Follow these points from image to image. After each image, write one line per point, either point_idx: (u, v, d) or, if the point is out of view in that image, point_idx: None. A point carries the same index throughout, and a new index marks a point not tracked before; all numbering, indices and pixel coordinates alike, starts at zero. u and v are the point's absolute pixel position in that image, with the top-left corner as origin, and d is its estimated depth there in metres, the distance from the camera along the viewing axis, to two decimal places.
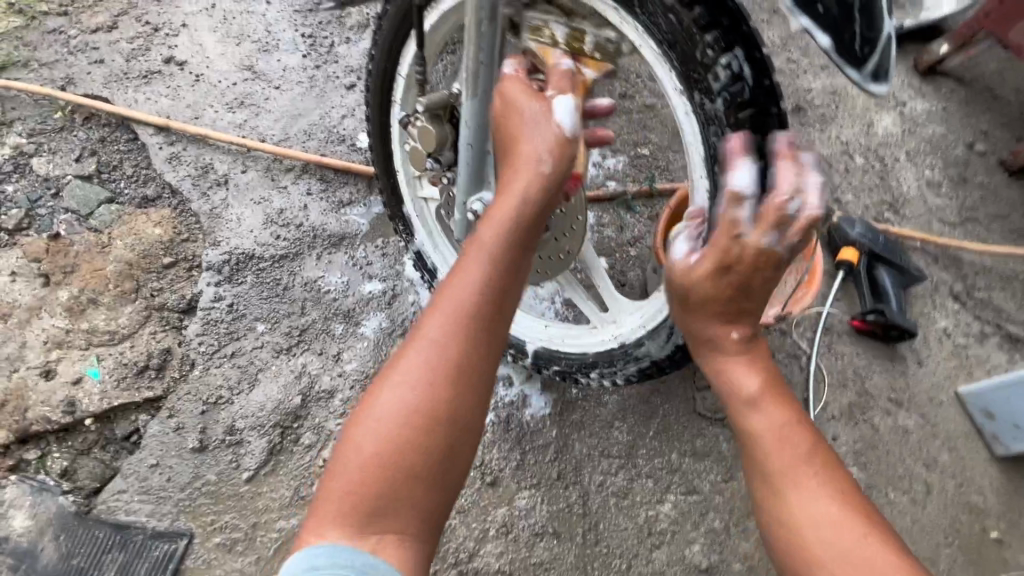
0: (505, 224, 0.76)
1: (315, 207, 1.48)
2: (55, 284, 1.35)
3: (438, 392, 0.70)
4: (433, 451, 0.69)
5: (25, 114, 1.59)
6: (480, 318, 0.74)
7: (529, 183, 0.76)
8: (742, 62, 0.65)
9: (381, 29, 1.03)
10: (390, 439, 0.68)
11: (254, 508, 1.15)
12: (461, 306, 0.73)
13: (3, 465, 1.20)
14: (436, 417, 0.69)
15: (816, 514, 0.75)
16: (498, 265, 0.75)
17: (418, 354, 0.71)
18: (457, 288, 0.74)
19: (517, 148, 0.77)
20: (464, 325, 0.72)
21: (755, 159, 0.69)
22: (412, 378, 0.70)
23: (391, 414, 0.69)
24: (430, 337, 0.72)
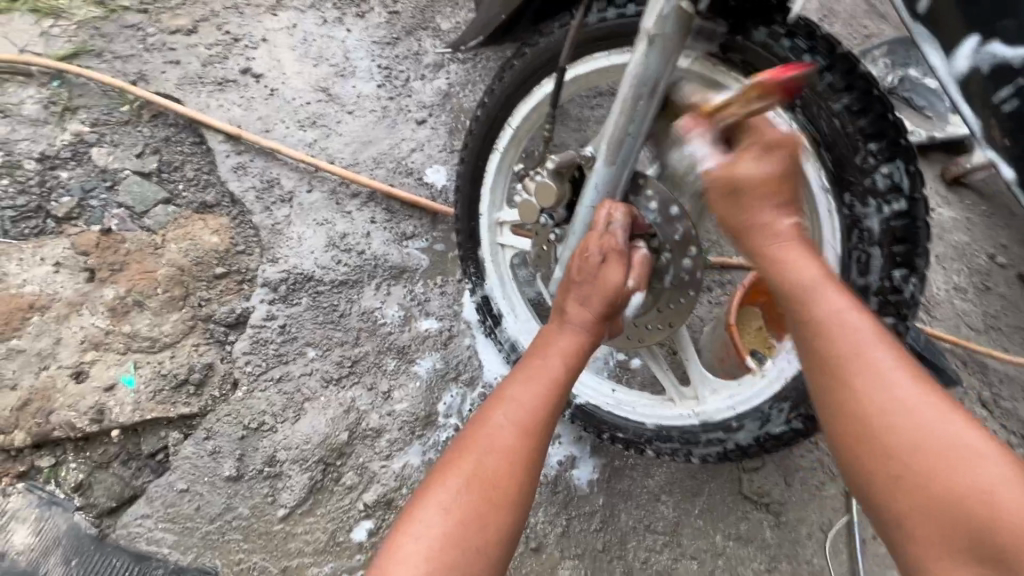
0: (569, 345, 0.83)
1: (378, 236, 1.46)
2: (99, 280, 1.29)
3: (496, 497, 0.69)
4: (495, 546, 0.68)
5: (91, 104, 1.57)
6: (548, 421, 0.76)
7: (593, 321, 0.85)
8: (901, 173, 0.69)
9: (501, 82, 1.06)
10: (448, 532, 0.66)
11: (285, 551, 1.07)
12: (526, 408, 0.75)
13: (13, 470, 1.12)
14: (503, 495, 0.70)
15: (931, 433, 0.61)
16: (562, 366, 0.80)
17: (487, 439, 0.72)
18: (532, 384, 0.77)
19: (573, 287, 0.86)
20: (535, 425, 0.74)
21: (897, 264, 0.72)
22: (474, 473, 0.70)
23: (448, 509, 0.68)
24: (492, 431, 0.73)
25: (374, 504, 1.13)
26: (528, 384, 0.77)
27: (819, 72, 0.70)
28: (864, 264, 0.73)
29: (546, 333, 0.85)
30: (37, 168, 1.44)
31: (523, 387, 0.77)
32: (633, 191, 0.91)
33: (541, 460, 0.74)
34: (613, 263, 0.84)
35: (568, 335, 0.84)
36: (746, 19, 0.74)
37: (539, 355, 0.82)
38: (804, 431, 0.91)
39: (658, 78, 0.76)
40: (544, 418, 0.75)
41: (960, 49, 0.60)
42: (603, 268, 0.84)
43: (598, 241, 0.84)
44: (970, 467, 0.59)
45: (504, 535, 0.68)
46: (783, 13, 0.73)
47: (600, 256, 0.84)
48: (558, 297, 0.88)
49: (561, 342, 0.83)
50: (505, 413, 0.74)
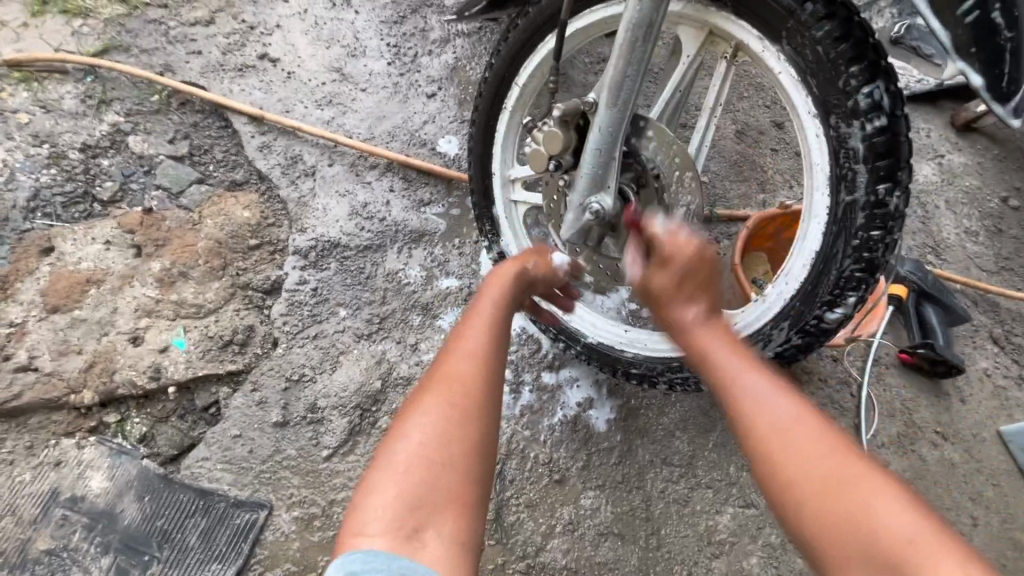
0: (500, 292, 0.94)
1: (397, 204, 1.55)
2: (146, 255, 1.40)
3: (461, 424, 0.76)
4: (467, 471, 0.73)
5: (124, 96, 1.67)
6: (497, 350, 0.85)
7: (511, 270, 0.98)
8: (882, 92, 0.74)
9: (507, 42, 1.12)
10: (427, 447, 0.73)
11: (331, 486, 1.18)
12: (473, 347, 0.84)
13: (85, 425, 1.24)
14: (467, 424, 0.76)
15: (803, 438, 0.70)
16: (495, 315, 0.90)
17: (447, 381, 0.79)
18: (475, 325, 0.87)
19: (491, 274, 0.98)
20: (488, 354, 0.83)
21: (881, 179, 0.77)
22: (443, 396, 0.77)
23: (423, 428, 0.75)
24: (454, 373, 0.80)
25: None
26: (474, 326, 0.87)
27: (801, 4, 0.75)
28: (851, 182, 0.78)
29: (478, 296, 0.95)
30: (81, 157, 1.55)
31: (468, 329, 0.87)
32: (635, 133, 0.97)
33: (497, 390, 0.81)
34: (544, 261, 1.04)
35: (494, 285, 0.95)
36: None
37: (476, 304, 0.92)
38: (802, 349, 0.94)
39: (649, 23, 0.83)
40: (490, 347, 0.84)
41: None
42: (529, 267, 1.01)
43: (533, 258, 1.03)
44: (834, 471, 0.66)
45: (475, 459, 0.74)
46: None
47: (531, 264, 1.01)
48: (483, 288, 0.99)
49: (495, 290, 0.94)
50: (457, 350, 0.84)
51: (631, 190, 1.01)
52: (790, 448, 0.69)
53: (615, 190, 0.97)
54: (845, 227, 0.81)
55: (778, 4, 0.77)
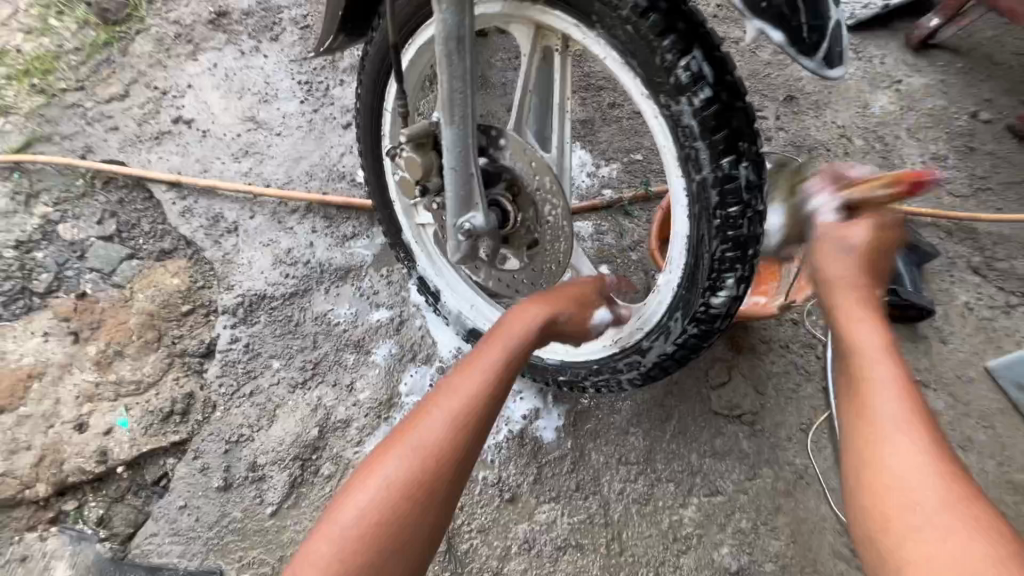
0: (525, 324, 0.87)
1: (321, 244, 1.54)
2: (83, 340, 1.43)
3: (420, 486, 0.68)
4: (409, 550, 0.66)
5: (51, 186, 1.71)
6: (487, 407, 0.77)
7: (548, 302, 0.92)
8: (700, 62, 0.68)
9: (365, 69, 1.08)
10: (369, 518, 0.65)
11: (278, 542, 1.17)
12: (461, 396, 0.76)
13: (44, 517, 1.27)
14: (429, 483, 0.69)
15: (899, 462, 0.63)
16: (500, 361, 0.81)
17: (421, 429, 0.72)
18: (468, 379, 0.78)
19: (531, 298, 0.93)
20: (468, 415, 0.74)
21: (723, 154, 0.71)
22: (399, 462, 0.69)
23: (373, 495, 0.67)
24: (433, 423, 0.73)
25: None
26: (467, 379, 0.78)
27: None
28: (696, 160, 0.73)
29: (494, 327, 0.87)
30: (16, 254, 1.59)
31: (459, 383, 0.77)
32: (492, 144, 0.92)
33: (470, 456, 0.73)
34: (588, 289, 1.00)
35: (513, 323, 0.87)
36: None
37: (495, 336, 0.85)
38: (702, 336, 0.88)
39: (460, 32, 0.77)
40: (479, 406, 0.76)
41: None
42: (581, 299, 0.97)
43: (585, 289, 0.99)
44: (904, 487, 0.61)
45: (420, 536, 0.67)
46: None
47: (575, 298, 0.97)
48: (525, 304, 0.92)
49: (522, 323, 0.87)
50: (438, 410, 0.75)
51: (506, 200, 0.97)
52: (892, 428, 0.66)
53: (484, 205, 0.93)
54: (704, 207, 0.75)
55: None
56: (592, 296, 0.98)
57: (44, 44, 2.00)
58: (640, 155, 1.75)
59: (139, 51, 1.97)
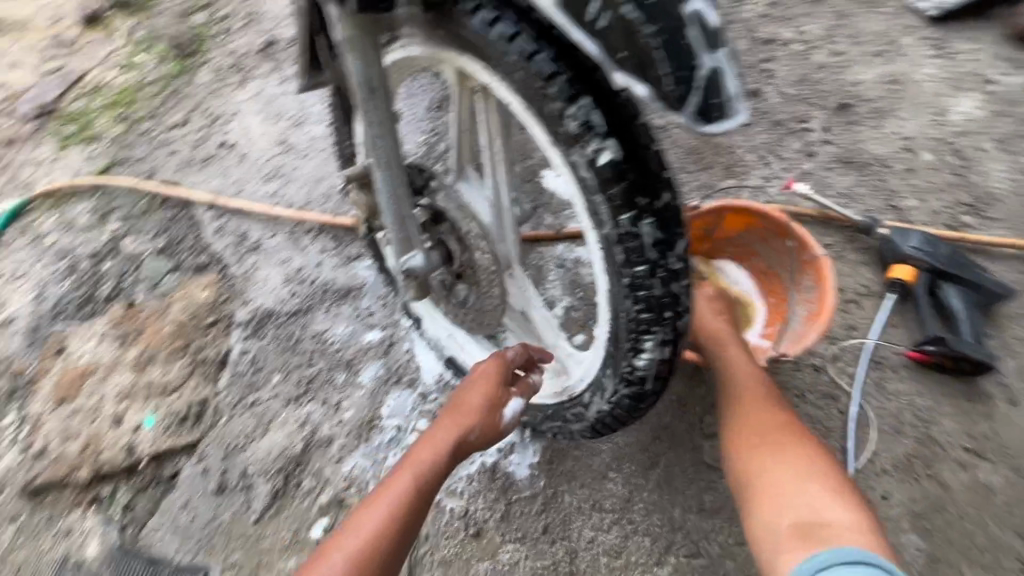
0: (445, 441, 0.90)
1: (328, 264, 1.62)
2: (127, 344, 1.62)
3: None
4: None
5: (121, 205, 1.96)
6: (405, 532, 0.81)
7: (471, 416, 0.92)
8: (589, 110, 0.62)
9: (337, 107, 1.12)
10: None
11: (258, 549, 1.26)
12: (374, 530, 0.79)
13: (84, 498, 1.47)
14: None
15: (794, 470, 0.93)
16: (416, 482, 0.86)
17: (328, 567, 0.75)
18: (380, 512, 0.81)
19: (458, 407, 0.93)
20: (377, 551, 0.78)
21: (621, 209, 0.64)
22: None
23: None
24: (340, 561, 0.76)
25: (329, 503, 1.29)
26: (379, 509, 0.82)
27: (491, 26, 0.65)
28: (597, 214, 0.67)
29: (413, 448, 0.90)
30: (90, 265, 1.85)
31: (368, 515, 0.81)
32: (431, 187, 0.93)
33: None
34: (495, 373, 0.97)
35: (427, 448, 0.89)
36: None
37: (414, 454, 0.89)
38: (637, 397, 0.80)
39: (371, 82, 0.77)
40: (388, 536, 0.79)
41: None
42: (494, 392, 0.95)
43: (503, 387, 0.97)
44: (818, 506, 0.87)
45: None
46: None
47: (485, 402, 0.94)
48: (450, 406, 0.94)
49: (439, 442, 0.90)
50: (344, 546, 0.78)
51: (452, 240, 0.97)
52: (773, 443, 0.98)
53: (422, 246, 0.93)
54: (613, 264, 0.69)
55: (473, 34, 0.68)
56: (489, 392, 0.95)
57: (130, 78, 2.31)
58: None
59: (201, 81, 2.20)
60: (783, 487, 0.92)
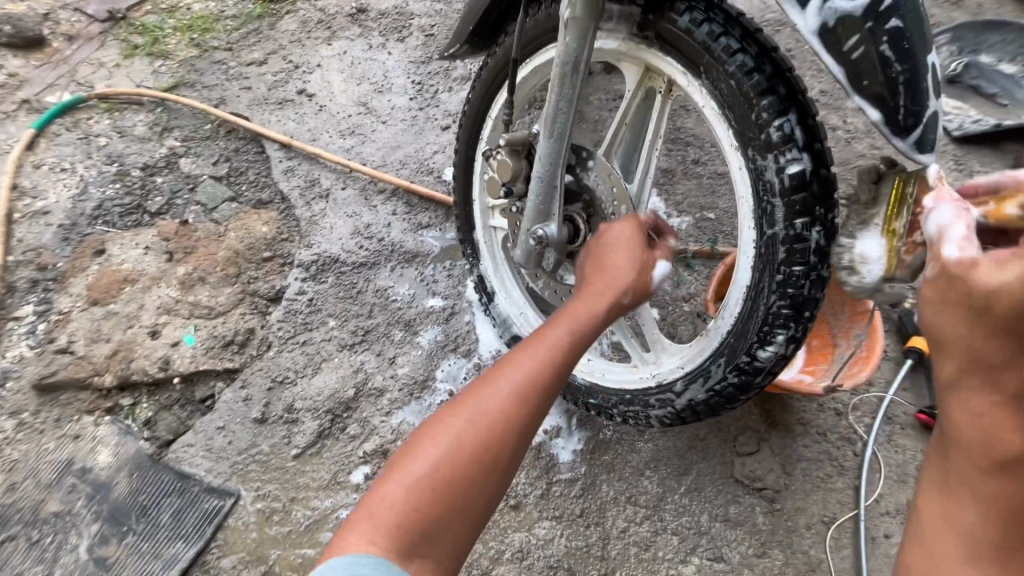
0: (594, 309, 0.90)
1: (397, 226, 1.66)
2: (175, 261, 1.59)
3: (491, 445, 0.77)
4: (474, 502, 0.75)
5: (183, 124, 1.92)
6: (557, 377, 0.84)
7: (618, 283, 0.93)
8: (794, 125, 0.72)
9: (481, 78, 1.18)
10: (442, 469, 0.74)
11: (294, 484, 1.25)
12: (530, 372, 0.83)
13: (102, 405, 1.41)
14: (494, 444, 0.77)
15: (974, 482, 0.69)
16: (569, 334, 0.88)
17: (487, 396, 0.80)
18: (542, 353, 0.84)
19: (606, 272, 0.94)
20: (537, 384, 0.82)
21: (797, 214, 0.74)
22: (467, 419, 0.78)
23: (444, 447, 0.76)
24: (500, 393, 0.80)
25: (372, 452, 1.30)
26: (539, 349, 0.86)
27: (715, 39, 0.76)
28: (770, 215, 0.77)
29: (563, 311, 0.91)
30: (140, 175, 1.80)
31: (529, 353, 0.84)
32: (580, 164, 1.00)
33: (536, 419, 0.81)
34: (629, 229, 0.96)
35: (584, 303, 0.91)
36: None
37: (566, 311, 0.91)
38: (740, 388, 0.91)
39: (575, 58, 0.84)
40: (546, 376, 0.83)
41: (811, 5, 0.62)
42: (635, 252, 0.94)
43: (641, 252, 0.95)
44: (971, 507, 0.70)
45: (484, 498, 0.76)
46: None
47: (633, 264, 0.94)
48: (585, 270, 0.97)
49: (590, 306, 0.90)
50: (507, 375, 0.82)
51: (580, 218, 1.04)
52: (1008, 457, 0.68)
53: (560, 217, 1.00)
54: (770, 261, 0.79)
55: (693, 41, 0.77)
56: (638, 256, 0.95)
57: (209, 7, 2.29)
58: (712, 214, 1.77)
59: (284, 27, 2.21)
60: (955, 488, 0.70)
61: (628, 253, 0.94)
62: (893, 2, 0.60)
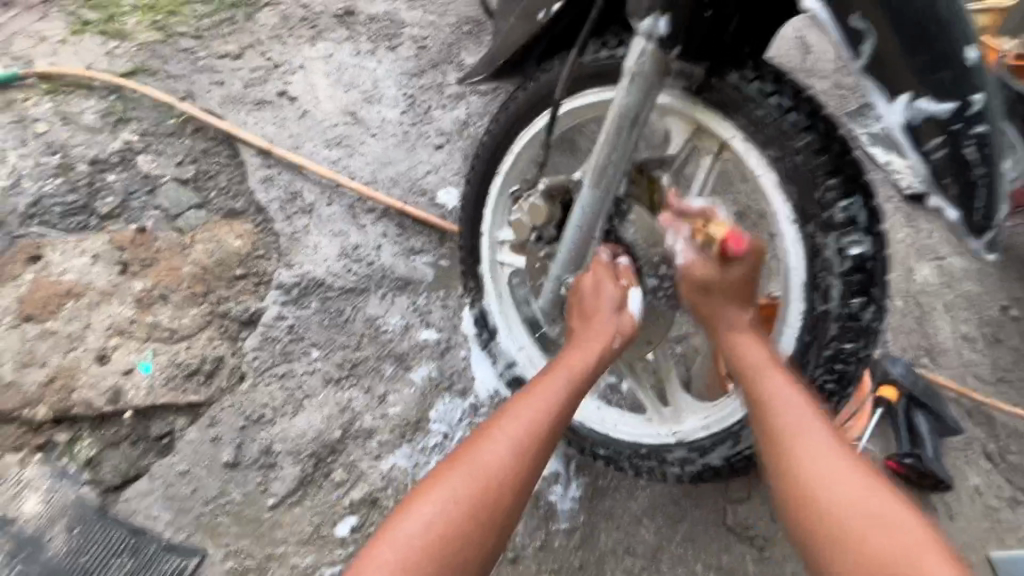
0: (587, 358, 0.91)
1: (388, 249, 1.55)
2: (131, 274, 1.40)
3: (489, 503, 0.75)
4: (473, 564, 0.73)
5: (142, 116, 1.71)
6: (556, 428, 0.84)
7: (606, 328, 0.93)
8: (858, 208, 0.77)
9: (507, 110, 1.13)
10: (437, 529, 0.73)
11: (271, 538, 1.14)
12: (528, 427, 0.82)
13: (32, 442, 1.21)
14: (493, 501, 0.76)
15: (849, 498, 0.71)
16: (568, 386, 0.88)
17: (485, 448, 0.79)
18: (538, 405, 0.84)
19: (593, 316, 0.94)
20: (536, 438, 0.81)
21: (854, 293, 0.78)
22: (467, 473, 0.77)
23: (441, 505, 0.74)
24: (498, 448, 0.79)
25: (359, 502, 1.20)
26: (537, 403, 0.85)
27: (784, 112, 0.77)
28: (825, 291, 0.79)
29: (560, 360, 0.91)
30: (88, 170, 1.58)
31: (525, 405, 0.84)
32: (617, 215, 0.97)
33: (536, 476, 0.80)
34: (600, 267, 0.96)
35: (576, 355, 0.91)
36: (721, 64, 0.80)
37: (562, 361, 0.92)
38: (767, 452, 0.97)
39: (637, 112, 0.82)
40: (544, 431, 0.82)
41: (897, 103, 0.64)
42: (613, 289, 0.94)
43: (615, 285, 0.94)
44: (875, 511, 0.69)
45: (482, 555, 0.74)
46: (755, 60, 0.81)
47: (615, 301, 0.93)
48: (574, 316, 0.97)
49: (586, 357, 0.91)
50: (504, 428, 0.82)
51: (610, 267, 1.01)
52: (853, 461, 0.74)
53: (589, 265, 0.98)
54: (819, 337, 0.82)
55: (761, 110, 0.78)
56: (613, 290, 0.94)
57: None
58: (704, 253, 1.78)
59: (263, 18, 2.02)
60: (832, 499, 0.71)
61: (600, 287, 0.94)
62: (980, 108, 0.61)
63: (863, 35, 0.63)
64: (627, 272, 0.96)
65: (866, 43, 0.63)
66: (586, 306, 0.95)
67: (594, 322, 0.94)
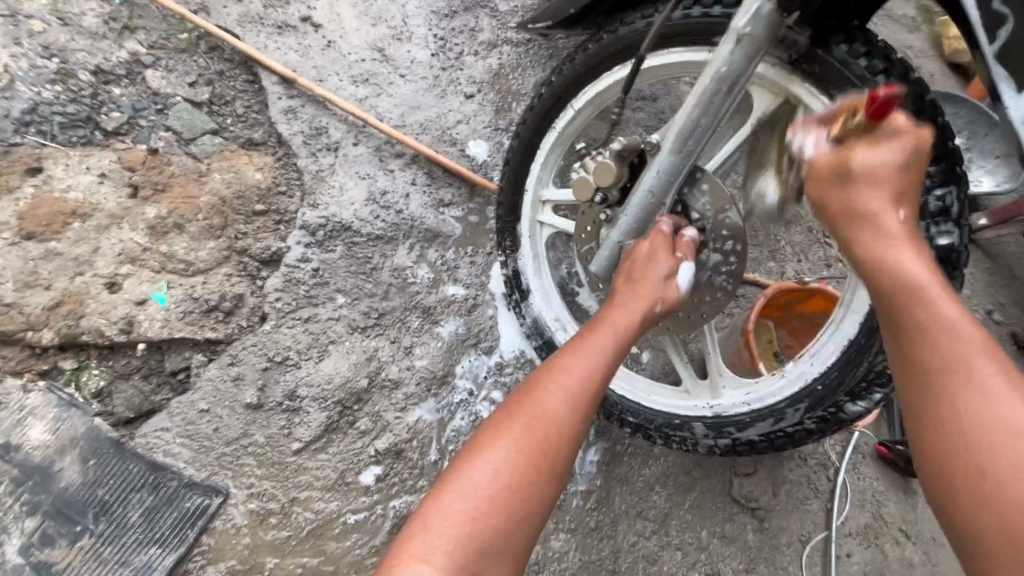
0: (635, 316, 0.89)
1: (417, 198, 1.47)
2: (141, 198, 1.30)
3: (548, 456, 0.74)
4: (533, 519, 0.73)
5: (150, 26, 1.54)
6: (605, 381, 0.82)
7: (653, 289, 0.91)
8: (953, 199, 0.77)
9: (572, 62, 1.07)
10: (501, 482, 0.72)
11: (295, 482, 1.13)
12: (581, 380, 0.80)
13: (36, 368, 1.14)
14: (549, 454, 0.74)
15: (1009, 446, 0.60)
16: (615, 340, 0.85)
17: (539, 401, 0.77)
18: (587, 358, 0.82)
19: (641, 279, 0.91)
20: (588, 389, 0.79)
21: None
22: (523, 426, 0.75)
23: (500, 459, 0.73)
24: (552, 400, 0.77)
25: (385, 451, 1.19)
26: (586, 357, 0.82)
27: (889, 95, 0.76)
28: None
29: (605, 317, 0.89)
30: (91, 80, 1.44)
31: (576, 360, 0.82)
32: (689, 184, 0.94)
33: (587, 429, 0.79)
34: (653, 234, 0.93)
35: (623, 312, 0.89)
36: (827, 33, 0.78)
37: (608, 317, 0.89)
38: (811, 431, 0.97)
39: (738, 77, 0.79)
40: (594, 385, 0.80)
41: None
42: (664, 256, 0.91)
43: (668, 253, 0.92)
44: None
45: (543, 510, 0.73)
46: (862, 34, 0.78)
47: (667, 267, 0.91)
48: (620, 279, 0.94)
49: (632, 312, 0.89)
50: (556, 382, 0.79)
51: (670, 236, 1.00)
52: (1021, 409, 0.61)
53: (647, 232, 0.95)
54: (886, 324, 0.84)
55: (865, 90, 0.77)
56: (666, 258, 0.91)
57: None
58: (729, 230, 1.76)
59: None
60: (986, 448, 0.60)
61: (653, 253, 0.92)
62: None
63: (1004, 20, 0.62)
64: (685, 242, 0.93)
65: (1006, 27, 0.62)
66: (635, 269, 0.92)
67: (642, 283, 0.91)
